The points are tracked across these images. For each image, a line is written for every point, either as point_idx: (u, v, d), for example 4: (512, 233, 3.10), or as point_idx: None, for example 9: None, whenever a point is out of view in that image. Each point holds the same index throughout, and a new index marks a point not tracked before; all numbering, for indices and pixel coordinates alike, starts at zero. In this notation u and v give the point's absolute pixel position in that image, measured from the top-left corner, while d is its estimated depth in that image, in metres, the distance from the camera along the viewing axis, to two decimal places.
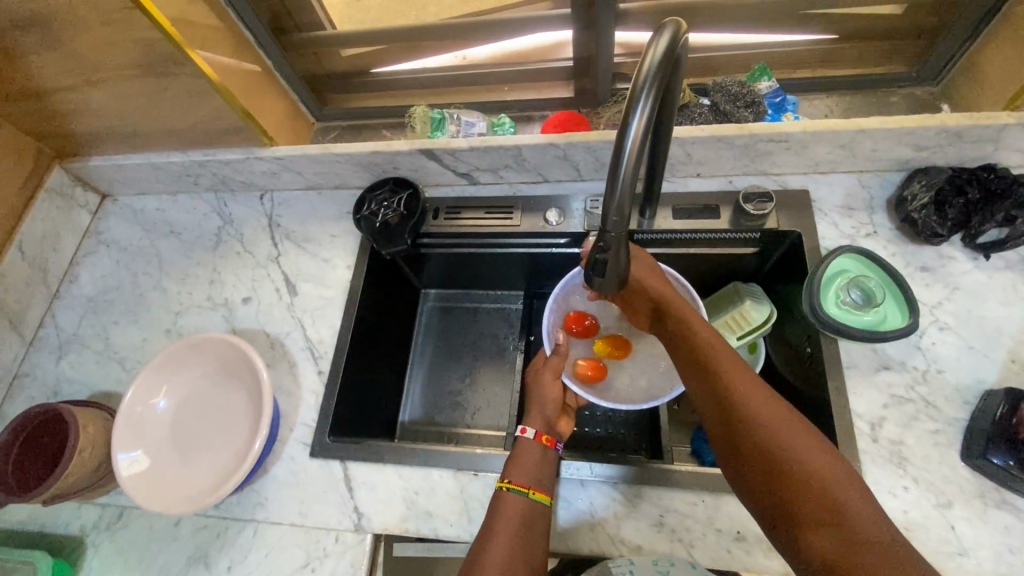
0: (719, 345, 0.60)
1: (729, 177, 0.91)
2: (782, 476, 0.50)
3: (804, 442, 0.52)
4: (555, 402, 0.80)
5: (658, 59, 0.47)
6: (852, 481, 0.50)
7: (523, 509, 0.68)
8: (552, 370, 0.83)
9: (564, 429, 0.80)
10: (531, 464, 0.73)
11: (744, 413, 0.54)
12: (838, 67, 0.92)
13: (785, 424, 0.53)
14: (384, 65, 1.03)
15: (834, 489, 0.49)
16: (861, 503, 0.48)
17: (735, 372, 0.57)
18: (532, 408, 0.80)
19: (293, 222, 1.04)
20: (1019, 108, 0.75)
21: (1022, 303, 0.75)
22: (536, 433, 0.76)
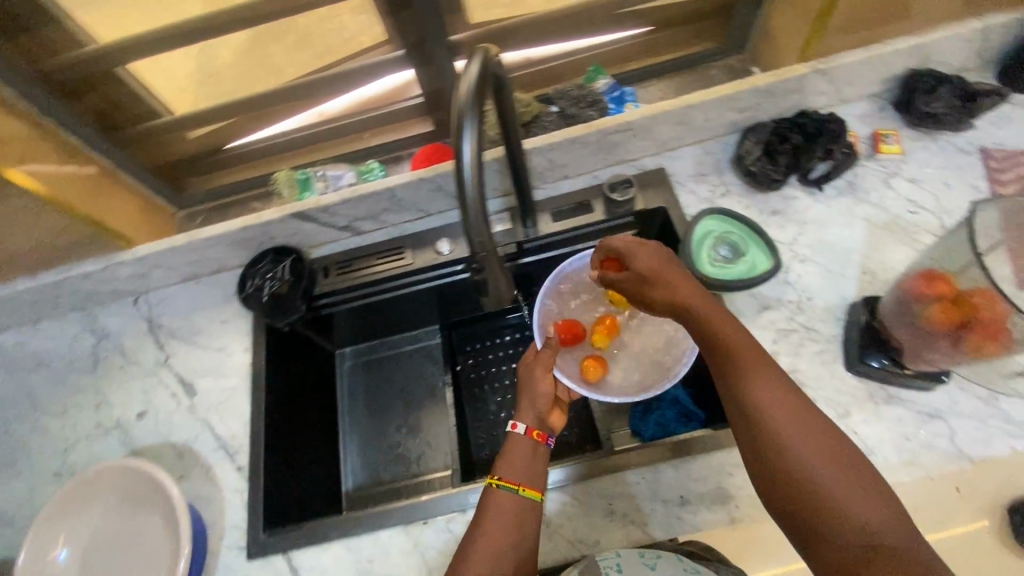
0: (748, 350, 0.61)
1: (593, 172, 0.97)
2: (806, 489, 0.54)
3: (829, 454, 0.55)
4: (547, 396, 0.78)
5: (473, 86, 0.50)
6: (871, 490, 0.53)
7: (510, 510, 0.67)
8: (544, 363, 0.81)
9: (554, 422, 0.79)
10: (523, 460, 0.72)
11: (769, 427, 0.57)
12: (660, 54, 1.01)
13: (810, 437, 0.56)
14: (238, 138, 1.00)
15: (856, 502, 0.52)
16: (879, 515, 0.52)
17: (765, 381, 0.59)
18: (523, 402, 0.78)
19: (177, 319, 0.98)
20: (809, 59, 0.86)
21: (859, 221, 0.84)
22: (527, 428, 0.75)
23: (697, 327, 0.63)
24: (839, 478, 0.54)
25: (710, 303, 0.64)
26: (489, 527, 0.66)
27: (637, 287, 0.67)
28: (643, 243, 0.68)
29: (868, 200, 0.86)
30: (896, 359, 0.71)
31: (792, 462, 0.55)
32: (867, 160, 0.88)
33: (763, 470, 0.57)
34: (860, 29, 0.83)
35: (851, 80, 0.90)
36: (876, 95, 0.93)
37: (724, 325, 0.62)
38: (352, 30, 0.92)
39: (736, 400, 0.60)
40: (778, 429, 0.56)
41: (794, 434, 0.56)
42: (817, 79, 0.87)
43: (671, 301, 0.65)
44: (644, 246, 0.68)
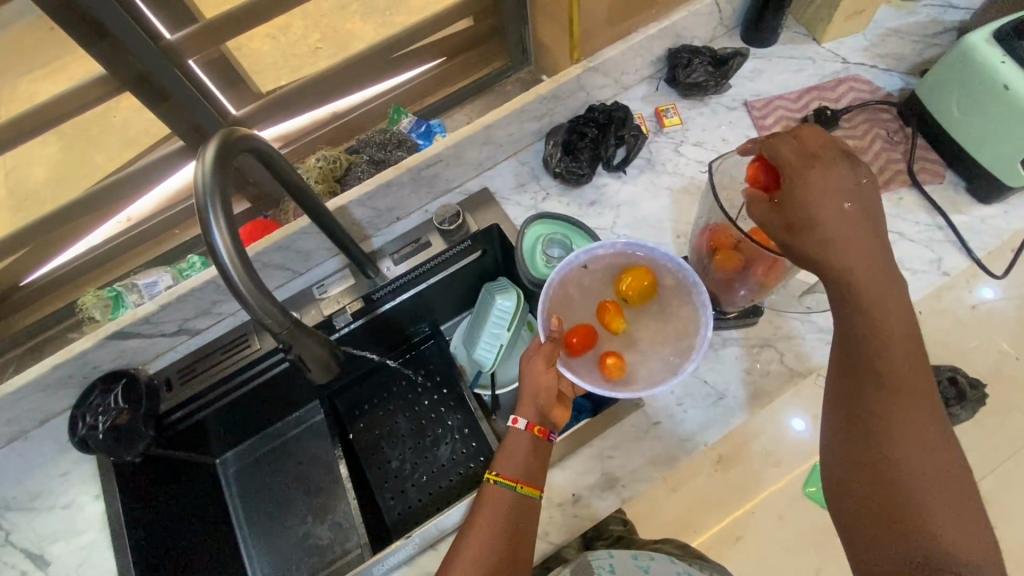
0: (900, 328, 0.56)
1: (424, 207, 0.99)
2: (890, 476, 0.55)
3: (934, 455, 0.55)
4: (550, 390, 0.70)
5: (210, 173, 0.49)
6: (955, 508, 0.53)
7: (508, 504, 0.67)
8: (548, 356, 0.70)
9: (558, 418, 0.73)
10: (523, 453, 0.70)
11: (886, 408, 0.56)
12: (455, 82, 1.05)
13: (922, 433, 0.55)
14: (37, 269, 0.93)
15: (942, 507, 0.53)
16: (957, 531, 0.52)
17: (905, 364, 0.56)
18: (524, 396, 0.71)
19: (9, 487, 0.86)
20: (580, 59, 0.93)
21: (664, 191, 0.92)
22: (528, 424, 0.70)
23: (834, 283, 0.57)
24: (932, 478, 0.54)
25: (875, 268, 0.57)
26: (485, 526, 0.65)
27: (783, 228, 0.59)
28: (821, 174, 0.56)
29: (667, 170, 0.94)
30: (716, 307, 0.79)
31: (893, 453, 0.55)
32: (657, 136, 0.97)
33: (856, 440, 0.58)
34: (612, 24, 0.91)
35: (624, 69, 0.98)
36: (651, 76, 1.03)
37: (894, 297, 0.57)
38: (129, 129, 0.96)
39: (862, 362, 0.57)
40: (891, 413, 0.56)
41: (905, 425, 0.55)
42: (594, 75, 0.95)
43: (822, 249, 0.56)
44: (819, 174, 0.57)
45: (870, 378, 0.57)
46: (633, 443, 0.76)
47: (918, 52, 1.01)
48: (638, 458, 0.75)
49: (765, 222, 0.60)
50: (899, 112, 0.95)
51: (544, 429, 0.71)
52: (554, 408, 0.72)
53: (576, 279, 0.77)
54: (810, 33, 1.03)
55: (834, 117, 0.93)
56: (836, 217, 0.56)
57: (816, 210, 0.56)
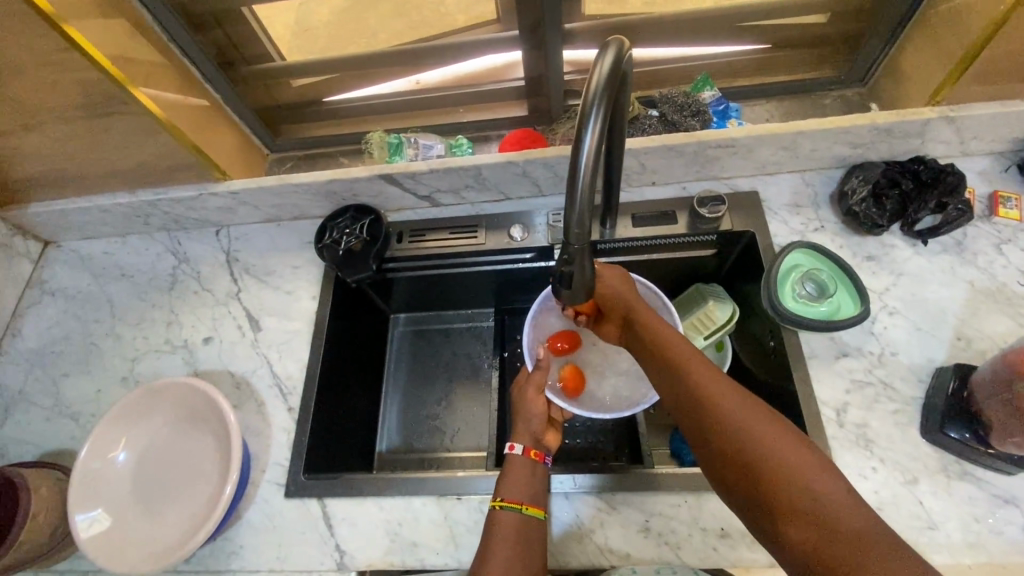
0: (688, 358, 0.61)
1: (683, 183, 0.94)
2: (750, 469, 0.52)
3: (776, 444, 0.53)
4: (540, 415, 0.83)
5: (605, 74, 0.49)
6: (823, 473, 0.51)
7: (520, 526, 0.68)
8: (535, 385, 0.85)
9: (550, 441, 0.83)
10: (523, 479, 0.73)
11: (703, 401, 0.57)
12: (773, 75, 0.97)
13: (756, 414, 0.55)
14: (336, 94, 1.04)
15: (807, 473, 0.51)
16: (833, 494, 0.49)
17: (686, 362, 0.61)
18: (518, 424, 0.83)
19: (252, 256, 1.02)
20: (939, 103, 0.81)
21: (961, 283, 0.79)
22: (524, 448, 0.77)
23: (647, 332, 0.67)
24: (790, 455, 0.52)
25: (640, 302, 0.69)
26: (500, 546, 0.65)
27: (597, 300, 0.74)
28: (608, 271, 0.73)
29: (975, 263, 0.80)
30: (980, 436, 0.67)
31: (739, 437, 0.54)
32: (980, 221, 0.83)
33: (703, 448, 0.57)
34: (1005, 80, 0.77)
35: (980, 134, 0.84)
36: (1002, 153, 0.87)
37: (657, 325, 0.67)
38: (448, 6, 0.92)
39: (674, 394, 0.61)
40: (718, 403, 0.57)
41: (736, 403, 0.56)
42: (944, 126, 0.82)
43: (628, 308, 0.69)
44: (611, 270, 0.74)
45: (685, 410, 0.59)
46: None
47: None
48: None
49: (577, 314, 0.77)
50: None
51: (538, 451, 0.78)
52: (546, 432, 0.83)
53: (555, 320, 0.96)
54: None
55: None
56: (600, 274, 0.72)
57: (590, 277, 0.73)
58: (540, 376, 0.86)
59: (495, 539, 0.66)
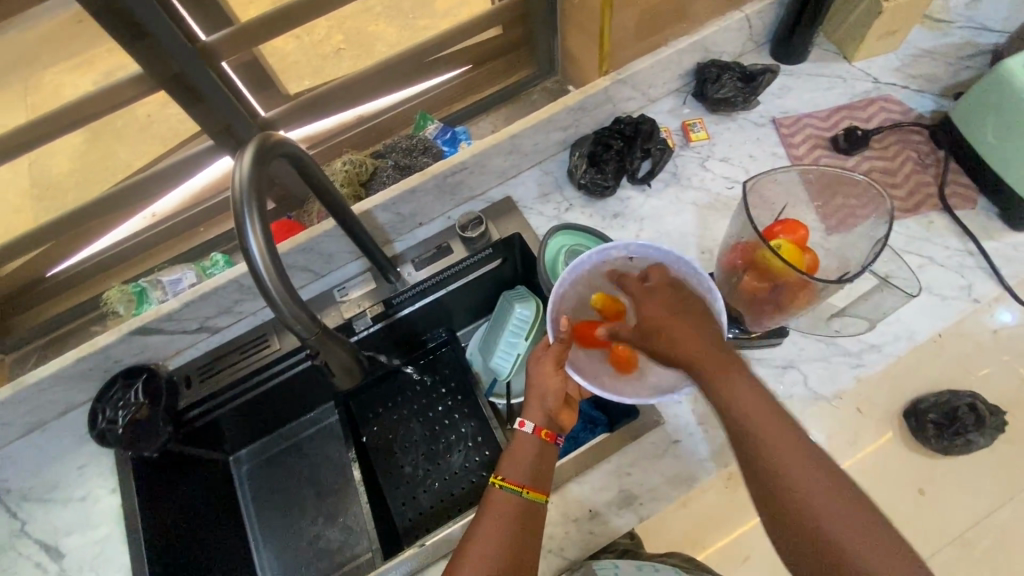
0: (764, 424, 0.59)
1: (446, 214, 0.99)
2: (815, 533, 0.54)
3: (852, 517, 0.54)
4: (559, 393, 0.70)
5: (248, 175, 0.49)
6: (876, 539, 0.53)
7: (515, 513, 0.65)
8: (554, 359, 0.69)
9: (564, 421, 0.73)
10: (529, 457, 0.70)
11: (776, 456, 0.57)
12: (482, 90, 1.06)
13: (827, 484, 0.56)
14: (62, 261, 0.93)
15: (862, 538, 0.53)
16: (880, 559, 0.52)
17: (754, 412, 0.59)
18: (531, 399, 0.71)
19: (26, 478, 0.87)
20: (608, 72, 0.93)
21: (688, 206, 0.92)
22: (535, 427, 0.70)
23: (721, 393, 0.60)
24: (855, 533, 0.53)
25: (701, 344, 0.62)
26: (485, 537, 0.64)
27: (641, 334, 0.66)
28: (652, 300, 0.67)
29: (693, 185, 0.93)
30: (743, 326, 0.78)
31: (804, 503, 0.55)
32: (682, 150, 0.97)
33: (771, 504, 0.57)
34: (642, 38, 0.91)
35: (651, 82, 0.98)
36: (678, 90, 1.02)
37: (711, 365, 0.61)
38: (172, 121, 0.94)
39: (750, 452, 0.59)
40: (790, 471, 0.56)
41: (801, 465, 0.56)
42: (621, 87, 0.95)
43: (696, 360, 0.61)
44: (653, 300, 0.67)
45: (766, 473, 0.58)
46: (652, 460, 0.75)
47: (952, 74, 0.99)
48: (656, 476, 0.74)
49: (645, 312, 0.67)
50: (932, 134, 0.93)
51: (551, 432, 0.71)
52: (561, 410, 0.72)
53: (587, 280, 0.74)
54: (840, 52, 1.03)
55: (863, 138, 0.92)
56: (675, 322, 0.64)
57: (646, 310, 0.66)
58: (563, 349, 0.68)
59: (484, 523, 0.65)
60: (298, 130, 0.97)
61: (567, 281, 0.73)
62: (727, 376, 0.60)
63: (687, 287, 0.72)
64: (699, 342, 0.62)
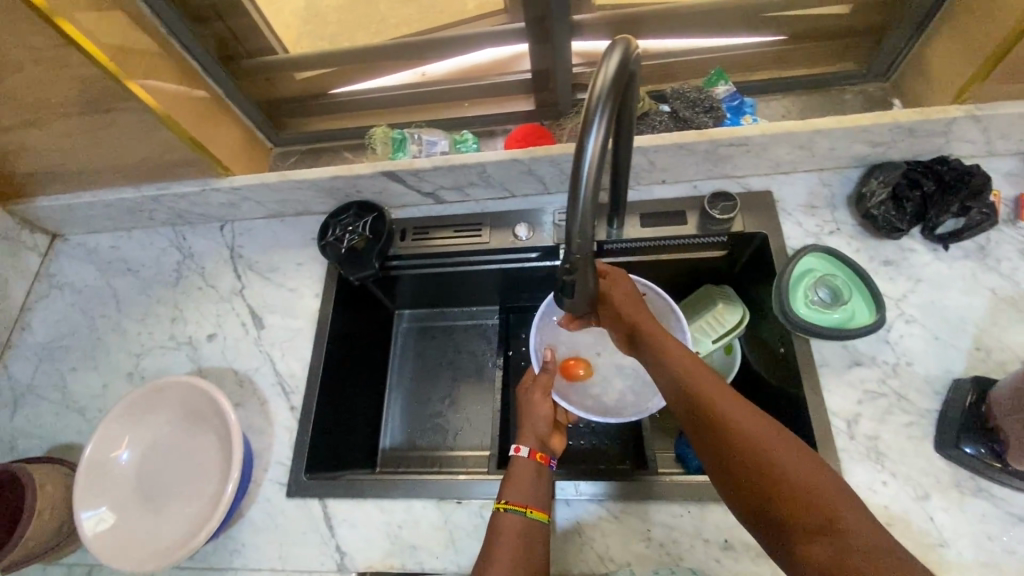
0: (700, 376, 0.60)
1: (694, 182, 0.91)
2: (754, 470, 0.53)
3: (791, 454, 0.52)
4: (547, 418, 0.80)
5: (611, 77, 0.47)
6: (794, 446, 0.53)
7: (523, 531, 0.66)
8: (541, 387, 0.83)
9: (555, 445, 0.80)
10: (529, 481, 0.71)
11: (697, 398, 0.58)
12: (790, 68, 0.93)
13: (758, 425, 0.55)
14: (342, 86, 1.01)
15: (798, 464, 0.52)
16: (804, 466, 0.52)
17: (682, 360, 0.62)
18: (524, 427, 0.79)
19: (255, 252, 1.01)
20: (966, 101, 0.77)
21: (982, 290, 0.76)
22: (530, 451, 0.75)
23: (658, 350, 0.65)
24: (796, 463, 0.52)
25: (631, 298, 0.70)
26: (500, 554, 0.63)
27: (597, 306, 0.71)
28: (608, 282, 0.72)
29: (998, 269, 0.77)
30: (996, 451, 0.65)
31: (732, 433, 0.55)
32: (1005, 225, 0.79)
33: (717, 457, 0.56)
34: None
35: (1009, 133, 0.79)
36: None
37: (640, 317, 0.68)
38: None
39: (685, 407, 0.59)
40: (728, 414, 0.56)
41: (721, 397, 0.57)
42: (970, 125, 0.78)
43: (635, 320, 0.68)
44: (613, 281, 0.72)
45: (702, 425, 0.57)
46: None
47: None
48: None
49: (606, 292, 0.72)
50: None
51: (545, 454, 0.75)
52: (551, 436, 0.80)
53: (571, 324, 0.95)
54: None
55: None
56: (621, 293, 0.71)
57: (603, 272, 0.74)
58: (548, 378, 0.83)
59: (496, 548, 0.64)
60: (581, 42, 0.91)
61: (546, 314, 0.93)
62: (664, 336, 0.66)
63: None
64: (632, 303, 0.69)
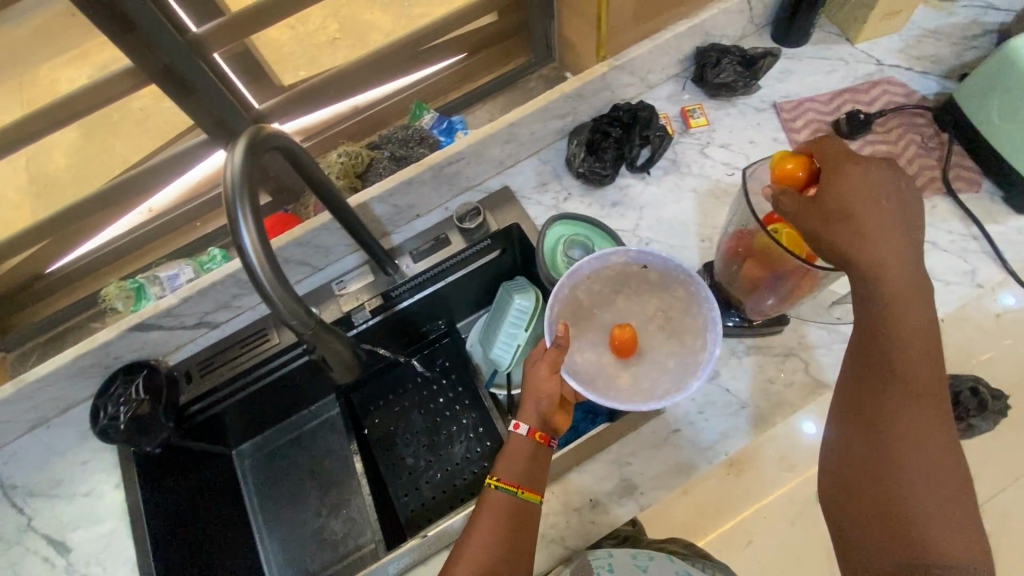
0: (910, 351, 0.56)
1: (444, 204, 0.97)
2: (890, 498, 0.56)
3: (935, 472, 0.55)
4: (553, 397, 0.70)
5: (239, 170, 0.50)
6: (942, 473, 0.55)
7: (509, 511, 0.66)
8: (551, 363, 0.70)
9: (559, 423, 0.71)
10: (524, 458, 0.69)
11: (889, 376, 0.57)
12: (476, 78, 1.04)
13: (927, 428, 0.56)
14: (61, 255, 0.93)
15: (928, 489, 0.55)
16: (933, 499, 0.55)
17: (902, 332, 0.56)
18: (526, 402, 0.71)
19: (31, 474, 0.87)
20: (606, 57, 0.91)
21: (688, 193, 0.91)
22: (529, 429, 0.70)
23: (873, 289, 0.56)
24: (926, 484, 0.55)
25: (891, 241, 0.56)
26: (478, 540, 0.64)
27: (819, 217, 0.58)
28: (839, 183, 0.57)
29: (692, 172, 0.92)
30: (741, 315, 0.78)
31: (895, 437, 0.57)
32: (682, 137, 0.95)
33: (864, 431, 0.59)
34: (642, 21, 0.88)
35: (650, 68, 0.95)
36: (677, 75, 1.00)
37: (894, 275, 0.56)
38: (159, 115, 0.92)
39: (875, 370, 0.58)
40: (896, 411, 0.57)
41: (910, 408, 0.56)
42: (619, 73, 0.92)
43: (857, 249, 0.56)
44: (855, 171, 0.57)
45: (879, 401, 0.58)
46: (653, 449, 0.75)
47: (957, 55, 0.98)
48: (658, 466, 0.74)
49: (801, 209, 0.59)
50: (936, 117, 0.92)
51: (545, 435, 0.70)
52: (557, 414, 0.71)
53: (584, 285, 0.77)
54: (844, 33, 1.00)
55: (867, 122, 0.91)
56: (868, 206, 0.56)
57: (849, 201, 0.56)
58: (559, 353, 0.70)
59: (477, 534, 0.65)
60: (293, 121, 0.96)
61: (566, 284, 0.76)
62: (905, 289, 0.56)
63: (681, 292, 0.75)
64: (891, 226, 0.56)
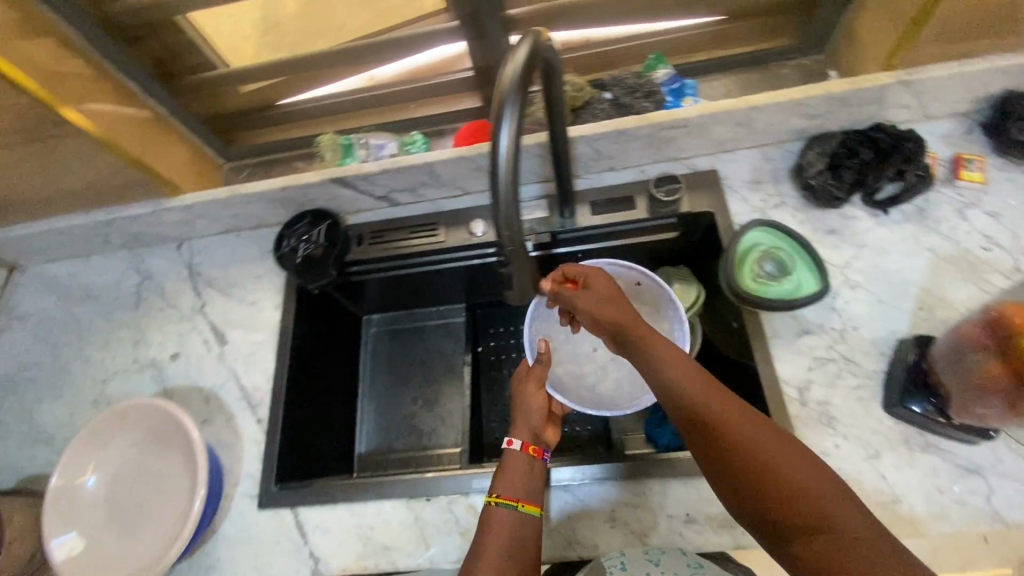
0: (708, 390, 0.56)
1: (642, 167, 0.92)
2: (818, 539, 0.48)
3: (821, 484, 0.50)
4: (540, 412, 0.75)
5: (518, 69, 0.49)
6: (827, 483, 0.50)
7: (513, 524, 0.65)
8: (536, 379, 0.77)
9: (549, 438, 0.75)
10: (517, 475, 0.70)
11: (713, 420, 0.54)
12: (727, 46, 0.95)
13: (782, 448, 0.52)
14: (291, 95, 1.01)
15: (829, 503, 0.49)
16: (837, 506, 0.48)
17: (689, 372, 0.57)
18: (517, 419, 0.76)
19: (215, 269, 1.01)
20: (896, 67, 0.78)
21: (923, 251, 0.78)
22: (522, 444, 0.72)
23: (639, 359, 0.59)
24: (826, 501, 0.49)
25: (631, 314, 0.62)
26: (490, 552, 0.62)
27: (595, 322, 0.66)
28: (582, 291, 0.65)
29: (938, 230, 0.79)
30: (943, 407, 0.67)
31: (761, 469, 0.51)
32: (942, 185, 0.81)
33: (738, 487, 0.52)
34: (961, 40, 0.73)
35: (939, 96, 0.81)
36: (965, 114, 0.84)
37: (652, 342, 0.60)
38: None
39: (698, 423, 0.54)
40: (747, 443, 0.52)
41: (755, 432, 0.53)
42: (901, 90, 0.79)
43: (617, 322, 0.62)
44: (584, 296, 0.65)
45: (718, 450, 0.53)
46: None
47: None
48: None
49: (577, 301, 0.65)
50: None
51: (538, 448, 0.73)
52: (545, 428, 0.75)
53: None
54: None
55: None
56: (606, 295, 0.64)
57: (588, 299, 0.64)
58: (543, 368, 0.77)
59: (489, 539, 0.64)
60: None
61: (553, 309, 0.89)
62: (664, 346, 0.59)
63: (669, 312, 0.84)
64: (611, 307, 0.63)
